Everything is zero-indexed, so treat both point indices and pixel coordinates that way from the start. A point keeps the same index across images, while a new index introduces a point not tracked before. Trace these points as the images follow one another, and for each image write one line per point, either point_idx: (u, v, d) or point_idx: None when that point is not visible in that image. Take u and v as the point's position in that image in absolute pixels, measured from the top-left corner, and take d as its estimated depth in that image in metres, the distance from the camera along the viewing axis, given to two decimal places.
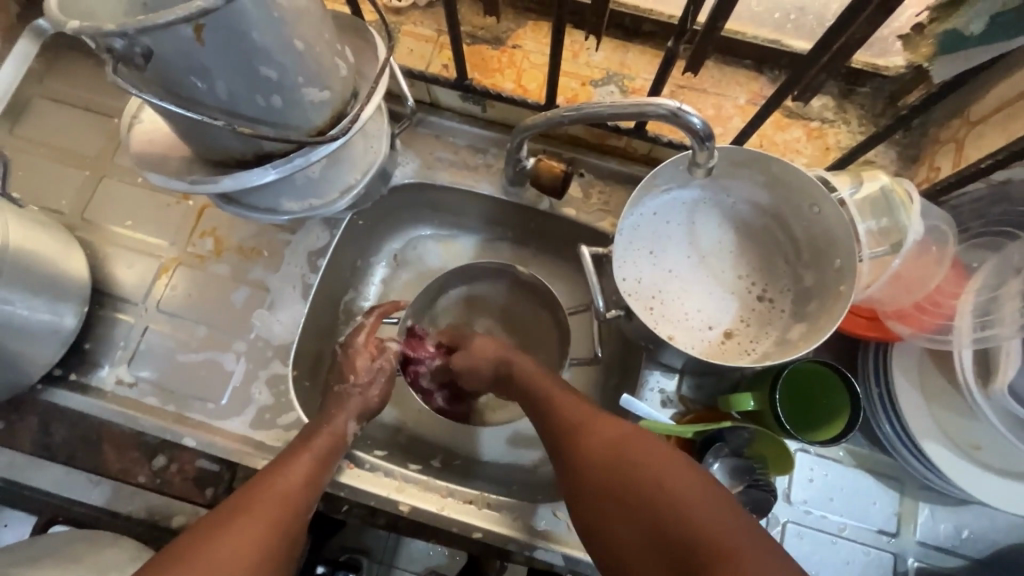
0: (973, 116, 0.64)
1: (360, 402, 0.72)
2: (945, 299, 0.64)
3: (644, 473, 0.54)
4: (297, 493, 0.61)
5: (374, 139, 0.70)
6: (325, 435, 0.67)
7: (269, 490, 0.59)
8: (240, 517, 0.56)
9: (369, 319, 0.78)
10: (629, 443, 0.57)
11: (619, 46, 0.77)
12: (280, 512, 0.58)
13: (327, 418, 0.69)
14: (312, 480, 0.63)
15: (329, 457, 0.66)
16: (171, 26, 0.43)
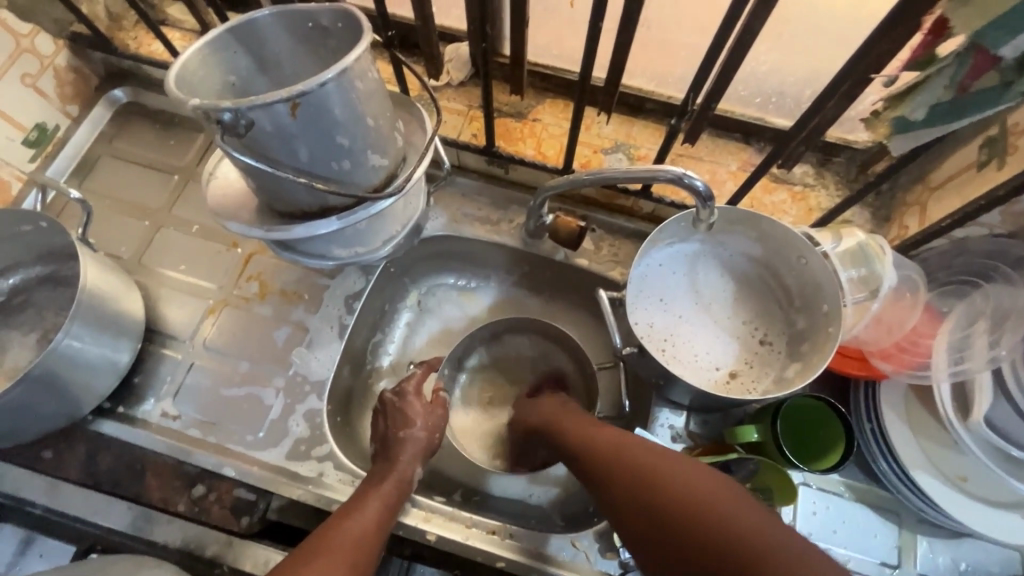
0: (933, 182, 0.74)
1: (422, 443, 0.76)
2: (922, 339, 0.72)
3: (688, 489, 0.56)
4: (369, 537, 0.65)
5: (414, 196, 0.80)
6: (392, 480, 0.71)
7: (342, 534, 0.63)
8: (320, 555, 0.60)
9: (420, 369, 0.83)
10: (663, 464, 0.59)
11: (625, 120, 0.89)
12: (354, 556, 0.62)
13: (394, 462, 0.73)
14: (382, 524, 0.67)
15: (395, 504, 0.70)
16: (273, 105, 0.53)
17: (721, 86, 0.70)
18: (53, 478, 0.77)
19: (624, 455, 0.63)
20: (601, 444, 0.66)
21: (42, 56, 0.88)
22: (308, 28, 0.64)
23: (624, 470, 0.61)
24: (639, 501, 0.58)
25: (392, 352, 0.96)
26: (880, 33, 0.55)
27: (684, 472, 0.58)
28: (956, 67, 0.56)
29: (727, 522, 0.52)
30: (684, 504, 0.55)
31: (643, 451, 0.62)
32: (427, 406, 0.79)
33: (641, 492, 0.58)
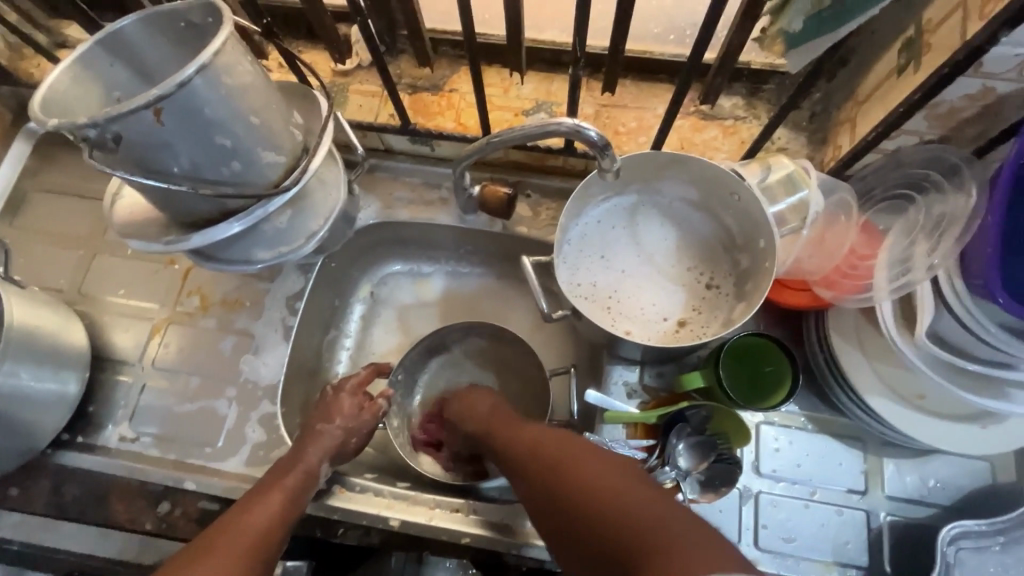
0: (860, 96, 0.71)
1: (336, 441, 0.75)
2: (862, 261, 0.70)
3: (586, 478, 0.56)
4: (269, 531, 0.64)
5: (332, 186, 0.78)
6: (298, 472, 0.71)
7: (237, 531, 0.63)
8: (208, 556, 0.60)
9: (363, 371, 0.83)
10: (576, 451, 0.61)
11: (544, 77, 0.85)
12: (250, 551, 0.62)
13: (301, 455, 0.72)
14: (285, 516, 0.67)
15: (300, 496, 0.69)
16: (135, 113, 0.51)
17: (621, 24, 0.67)
18: (22, 513, 0.77)
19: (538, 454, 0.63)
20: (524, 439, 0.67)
21: None
22: (180, 29, 0.61)
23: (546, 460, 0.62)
24: (549, 482, 0.59)
25: (349, 346, 0.96)
26: None
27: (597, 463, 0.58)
28: None
29: (629, 509, 0.52)
30: (584, 489, 0.56)
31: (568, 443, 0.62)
32: (356, 405, 0.79)
33: (553, 476, 0.59)
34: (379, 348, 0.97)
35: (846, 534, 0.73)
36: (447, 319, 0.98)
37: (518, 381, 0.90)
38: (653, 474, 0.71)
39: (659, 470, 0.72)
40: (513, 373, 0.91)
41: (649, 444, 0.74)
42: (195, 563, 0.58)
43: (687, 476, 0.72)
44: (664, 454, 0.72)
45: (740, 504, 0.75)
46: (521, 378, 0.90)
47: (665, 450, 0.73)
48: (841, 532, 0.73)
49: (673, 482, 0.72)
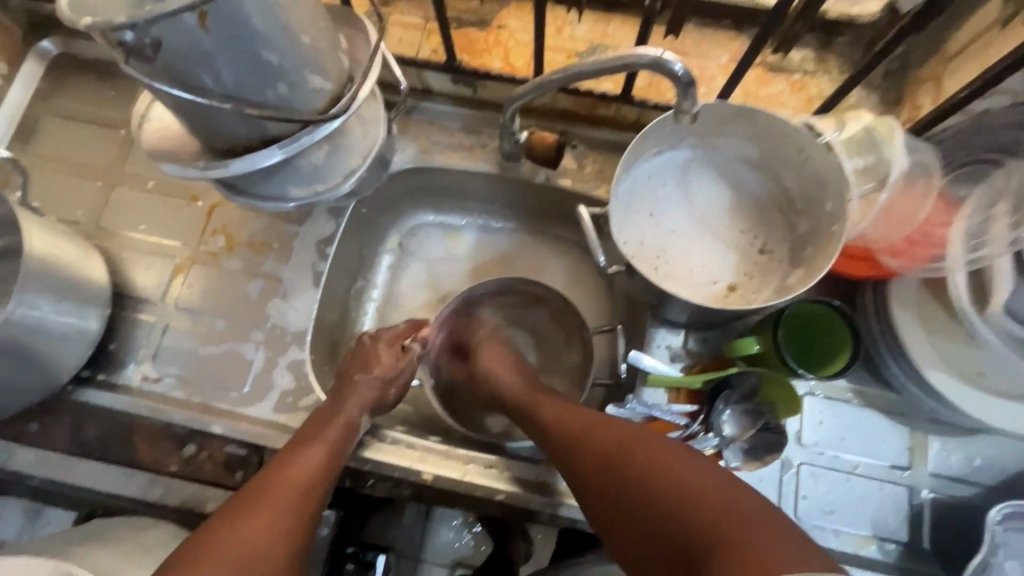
0: (950, 52, 0.66)
1: (375, 393, 0.73)
2: (937, 229, 0.65)
3: (641, 458, 0.54)
4: (313, 484, 0.62)
5: (371, 123, 0.73)
6: (338, 425, 0.68)
7: (279, 485, 0.61)
8: (253, 514, 0.58)
9: (402, 325, 0.81)
10: (618, 430, 0.58)
11: (600, 18, 0.79)
12: (297, 504, 0.60)
13: (338, 407, 0.70)
14: (329, 468, 0.64)
15: (342, 448, 0.67)
16: (178, 14, 0.46)
17: None
18: (42, 448, 0.75)
19: (577, 446, 0.60)
20: (558, 416, 0.64)
21: None
22: None
23: (594, 449, 0.58)
24: (603, 473, 0.56)
25: (376, 298, 0.93)
26: None
27: (646, 453, 0.54)
28: None
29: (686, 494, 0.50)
30: (644, 484, 0.52)
31: (604, 431, 0.59)
32: (395, 357, 0.77)
33: (606, 465, 0.56)
34: (407, 301, 0.93)
35: (886, 509, 0.72)
36: (479, 275, 0.94)
37: (552, 340, 0.88)
38: (696, 440, 0.69)
39: (703, 437, 0.69)
40: (547, 333, 0.88)
41: (693, 410, 0.71)
42: (239, 519, 0.57)
43: (731, 443, 0.70)
44: (709, 420, 0.70)
45: (781, 475, 0.73)
46: (555, 336, 0.87)
47: (710, 417, 0.70)
48: (881, 507, 0.72)
49: (715, 449, 0.70)
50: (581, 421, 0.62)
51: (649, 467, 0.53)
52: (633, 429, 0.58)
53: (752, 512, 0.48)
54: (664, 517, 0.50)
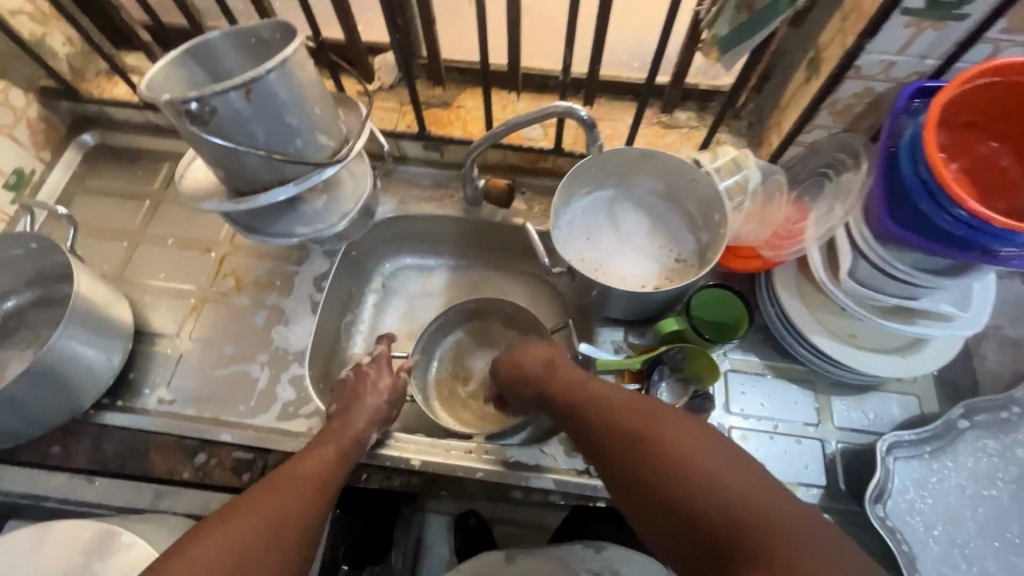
0: (782, 105, 0.92)
1: (381, 413, 0.83)
2: (794, 226, 0.87)
3: (667, 441, 0.57)
4: (322, 479, 0.71)
5: (361, 178, 0.93)
6: (349, 438, 0.77)
7: (298, 475, 0.69)
8: (274, 491, 0.66)
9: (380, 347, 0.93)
10: (639, 414, 0.62)
11: (536, 96, 1.04)
12: (311, 492, 0.68)
13: (351, 421, 0.79)
14: (337, 468, 0.74)
15: (348, 456, 0.76)
16: (231, 89, 0.65)
17: (597, 47, 0.87)
18: (61, 469, 0.83)
19: (608, 420, 0.64)
20: (590, 393, 0.69)
21: (16, 109, 0.99)
22: (251, 43, 0.77)
23: (627, 436, 0.61)
24: (630, 452, 0.59)
25: (363, 329, 1.07)
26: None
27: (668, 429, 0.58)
28: None
29: (707, 474, 0.53)
30: (668, 462, 0.55)
31: (633, 408, 0.64)
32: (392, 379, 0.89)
33: (632, 443, 0.60)
34: (391, 331, 1.08)
35: (805, 460, 0.85)
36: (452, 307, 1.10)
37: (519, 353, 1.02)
38: None
39: None
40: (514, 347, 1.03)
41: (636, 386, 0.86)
42: (261, 494, 0.65)
43: None
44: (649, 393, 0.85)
45: None
46: None
47: (650, 390, 0.85)
48: (801, 458, 0.86)
49: None
50: (615, 404, 0.66)
51: (673, 444, 0.56)
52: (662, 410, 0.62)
53: (773, 495, 0.50)
54: (712, 520, 0.50)
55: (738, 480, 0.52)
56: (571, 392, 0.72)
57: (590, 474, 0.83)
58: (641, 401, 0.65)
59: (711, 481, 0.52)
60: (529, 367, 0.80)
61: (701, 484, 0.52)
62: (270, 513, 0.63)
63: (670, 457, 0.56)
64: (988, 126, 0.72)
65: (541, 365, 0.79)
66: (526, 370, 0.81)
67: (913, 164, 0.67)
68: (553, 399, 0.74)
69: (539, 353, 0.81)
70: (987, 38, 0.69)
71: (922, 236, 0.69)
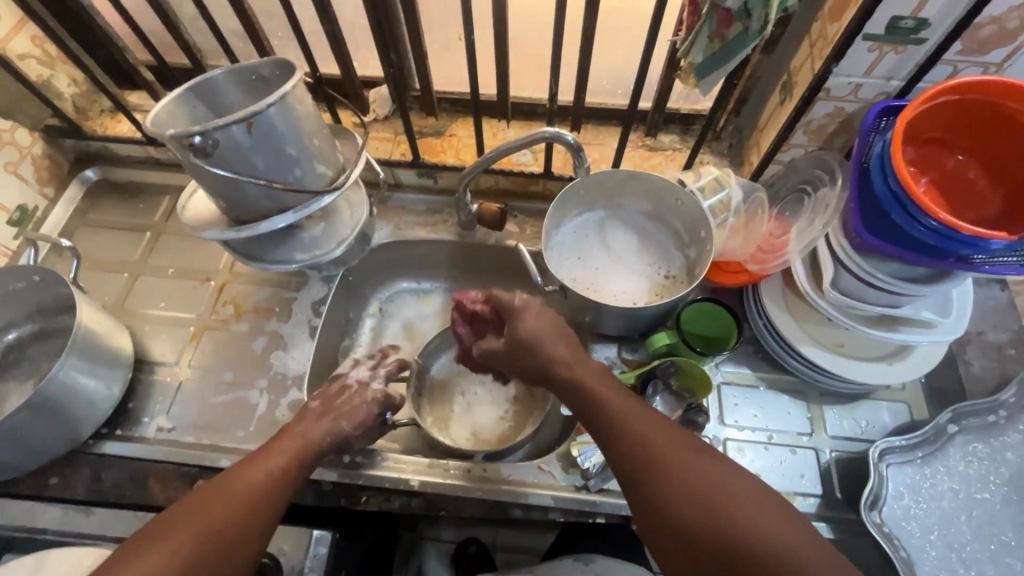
0: (760, 126, 0.96)
1: (341, 424, 0.76)
2: (776, 240, 0.90)
3: (722, 498, 0.59)
4: (253, 500, 0.64)
5: (358, 205, 0.96)
6: (293, 449, 0.71)
7: (223, 494, 0.63)
8: (189, 516, 0.61)
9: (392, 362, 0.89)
10: (688, 458, 0.62)
11: (525, 124, 1.08)
12: (235, 515, 0.62)
13: (296, 433, 0.72)
14: (274, 484, 0.66)
15: (292, 470, 0.69)
16: (233, 122, 0.69)
17: (582, 77, 0.91)
18: (60, 500, 0.83)
19: (671, 468, 0.61)
20: (627, 414, 0.66)
21: (21, 147, 1.02)
22: (251, 80, 0.81)
23: (678, 479, 0.60)
24: (680, 498, 0.60)
25: (361, 352, 1.08)
26: (656, 21, 0.78)
27: (750, 500, 0.58)
28: (706, 22, 0.68)
29: (764, 539, 0.56)
30: (724, 520, 0.57)
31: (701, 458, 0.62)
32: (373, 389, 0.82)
33: (685, 491, 0.60)
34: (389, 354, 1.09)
35: (801, 470, 0.86)
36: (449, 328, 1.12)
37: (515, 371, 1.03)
38: None
39: None
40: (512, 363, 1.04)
41: None
42: (175, 520, 0.60)
43: None
44: None
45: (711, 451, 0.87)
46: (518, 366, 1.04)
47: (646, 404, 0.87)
48: (796, 468, 0.86)
49: None
50: (659, 438, 0.64)
51: (758, 528, 0.56)
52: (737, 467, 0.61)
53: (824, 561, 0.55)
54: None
55: (793, 547, 0.55)
56: (605, 405, 0.67)
57: (589, 489, 0.83)
58: (709, 457, 0.62)
59: (769, 549, 0.55)
60: (561, 370, 0.72)
61: (757, 552, 0.55)
62: (190, 538, 0.59)
63: (727, 515, 0.57)
64: (952, 140, 0.76)
65: (565, 355, 0.72)
66: (537, 336, 0.74)
67: (883, 176, 0.71)
68: (594, 421, 0.68)
69: (568, 353, 0.73)
70: (945, 59, 0.74)
71: (900, 247, 0.72)
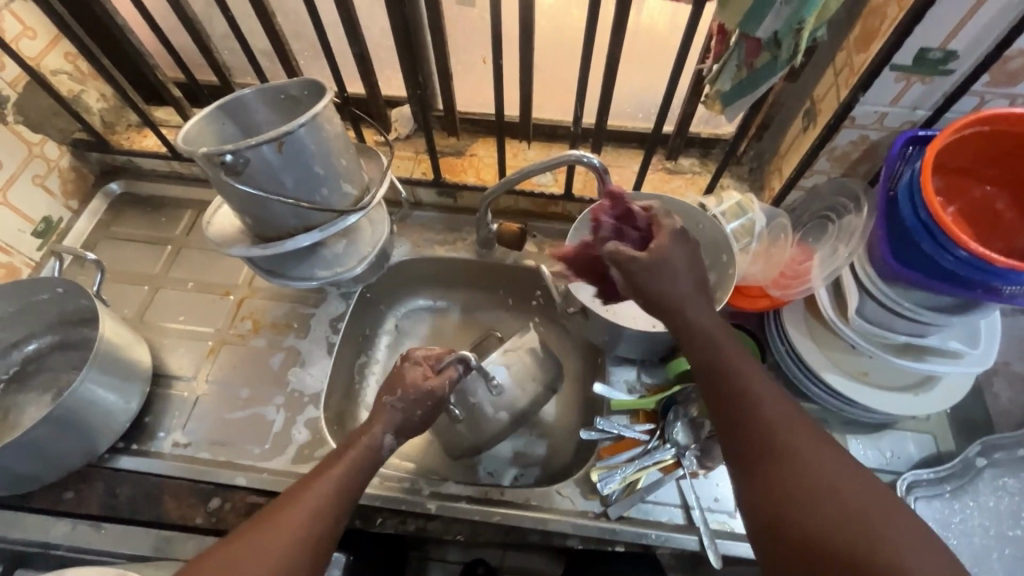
0: (781, 151, 0.96)
1: (399, 417, 0.76)
2: (799, 266, 0.89)
3: (854, 508, 0.56)
4: (335, 497, 0.67)
5: (379, 224, 0.97)
6: (360, 447, 0.72)
7: (310, 491, 0.66)
8: (282, 512, 0.63)
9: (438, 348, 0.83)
10: (820, 460, 0.60)
11: (545, 145, 1.09)
12: (322, 512, 0.65)
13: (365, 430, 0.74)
14: (349, 483, 0.69)
15: (365, 467, 0.71)
16: (264, 143, 0.69)
17: (605, 100, 0.92)
18: (73, 515, 0.82)
19: (802, 465, 0.60)
20: (763, 400, 0.65)
21: (49, 160, 1.03)
22: (279, 99, 0.82)
23: (805, 480, 0.59)
24: (803, 497, 0.58)
25: (377, 370, 1.08)
26: (682, 48, 0.78)
27: (873, 501, 0.56)
28: (737, 54, 0.69)
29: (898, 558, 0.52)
30: (854, 529, 0.54)
31: (827, 454, 0.60)
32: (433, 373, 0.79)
33: (812, 491, 0.58)
34: None
35: None
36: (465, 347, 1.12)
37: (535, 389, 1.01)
38: (656, 451, 0.84)
39: (661, 448, 0.84)
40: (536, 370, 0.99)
41: (651, 427, 0.87)
42: (271, 516, 0.63)
43: (687, 451, 0.84)
44: (665, 433, 0.85)
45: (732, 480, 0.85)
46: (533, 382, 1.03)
47: (665, 430, 0.86)
48: None
49: (675, 458, 0.84)
50: (794, 435, 0.62)
51: (891, 547, 0.52)
52: (863, 468, 0.60)
53: None
54: None
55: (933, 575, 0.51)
56: (744, 384, 0.66)
57: (609, 517, 0.81)
58: (844, 462, 0.60)
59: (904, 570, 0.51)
60: (678, 307, 0.69)
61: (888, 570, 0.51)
62: (286, 535, 0.61)
63: (858, 525, 0.55)
64: (980, 171, 0.76)
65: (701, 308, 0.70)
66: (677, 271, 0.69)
67: (912, 206, 0.70)
68: (724, 391, 0.66)
69: (693, 293, 0.70)
70: (973, 91, 0.74)
71: (927, 275, 0.71)
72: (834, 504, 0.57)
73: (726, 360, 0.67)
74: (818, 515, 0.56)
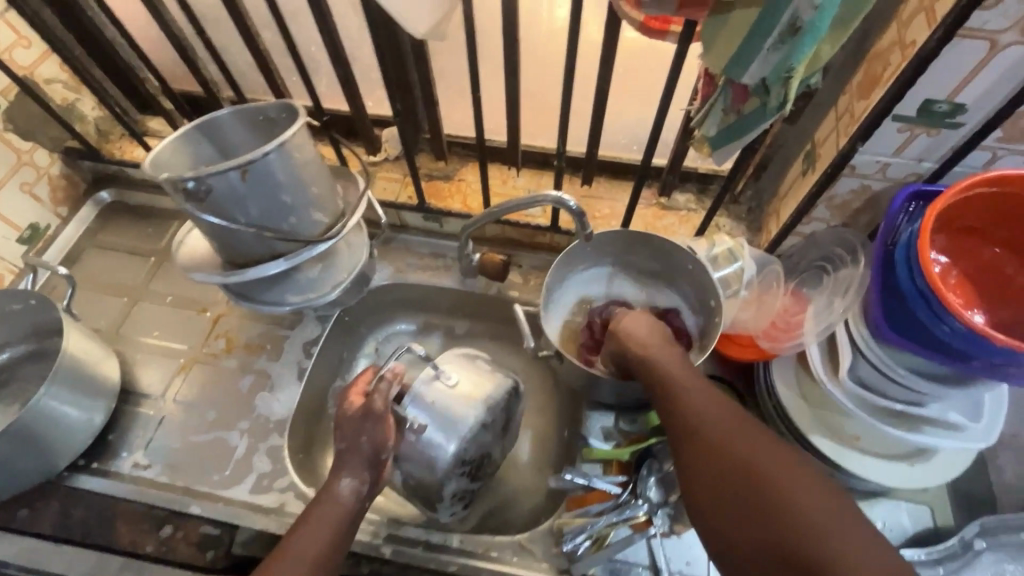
0: (780, 194, 0.91)
1: (367, 453, 0.74)
2: (792, 317, 0.84)
3: (801, 515, 0.54)
4: (322, 557, 0.67)
5: (358, 248, 0.94)
6: (333, 501, 0.71)
7: (293, 555, 0.65)
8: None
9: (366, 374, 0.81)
10: (766, 471, 0.58)
11: (536, 172, 1.05)
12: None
13: (334, 481, 0.73)
14: (334, 541, 0.68)
15: (348, 520, 0.71)
16: (227, 170, 0.67)
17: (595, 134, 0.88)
18: (28, 533, 0.82)
19: (746, 475, 0.58)
20: (709, 418, 0.64)
21: (39, 168, 1.03)
22: (255, 120, 0.80)
23: (748, 489, 0.57)
24: (747, 508, 0.57)
25: None
26: (672, 86, 0.75)
27: (825, 511, 0.54)
28: (723, 99, 0.65)
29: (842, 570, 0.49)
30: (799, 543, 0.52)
31: (782, 465, 0.58)
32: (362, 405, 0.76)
33: (754, 503, 0.56)
34: None
35: None
36: None
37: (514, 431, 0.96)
38: (626, 507, 0.77)
39: (633, 504, 0.77)
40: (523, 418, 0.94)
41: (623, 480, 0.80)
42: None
43: (659, 509, 0.77)
44: (637, 487, 0.78)
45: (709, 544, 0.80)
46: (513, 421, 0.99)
47: (638, 484, 0.79)
48: None
49: (646, 516, 0.77)
50: (744, 449, 0.60)
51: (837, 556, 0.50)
52: (823, 482, 0.57)
53: None
54: None
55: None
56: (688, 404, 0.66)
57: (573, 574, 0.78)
58: (795, 469, 0.57)
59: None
60: (639, 350, 0.75)
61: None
62: None
63: (806, 535, 0.52)
64: (991, 232, 0.70)
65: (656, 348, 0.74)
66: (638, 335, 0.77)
67: (910, 271, 0.65)
68: (670, 413, 0.67)
69: (652, 340, 0.76)
70: (984, 145, 0.68)
71: (922, 345, 0.67)
72: (778, 506, 0.55)
73: (673, 378, 0.69)
74: (764, 530, 0.55)
